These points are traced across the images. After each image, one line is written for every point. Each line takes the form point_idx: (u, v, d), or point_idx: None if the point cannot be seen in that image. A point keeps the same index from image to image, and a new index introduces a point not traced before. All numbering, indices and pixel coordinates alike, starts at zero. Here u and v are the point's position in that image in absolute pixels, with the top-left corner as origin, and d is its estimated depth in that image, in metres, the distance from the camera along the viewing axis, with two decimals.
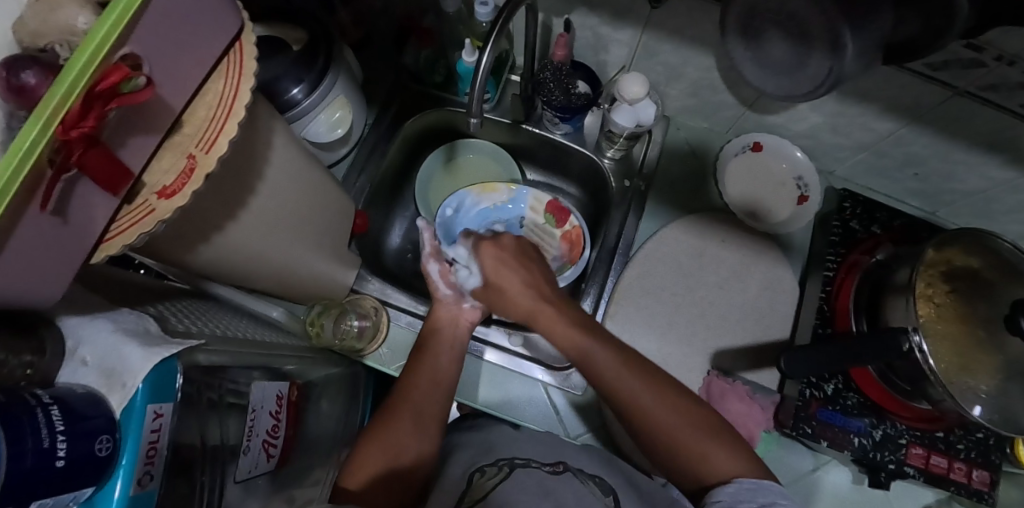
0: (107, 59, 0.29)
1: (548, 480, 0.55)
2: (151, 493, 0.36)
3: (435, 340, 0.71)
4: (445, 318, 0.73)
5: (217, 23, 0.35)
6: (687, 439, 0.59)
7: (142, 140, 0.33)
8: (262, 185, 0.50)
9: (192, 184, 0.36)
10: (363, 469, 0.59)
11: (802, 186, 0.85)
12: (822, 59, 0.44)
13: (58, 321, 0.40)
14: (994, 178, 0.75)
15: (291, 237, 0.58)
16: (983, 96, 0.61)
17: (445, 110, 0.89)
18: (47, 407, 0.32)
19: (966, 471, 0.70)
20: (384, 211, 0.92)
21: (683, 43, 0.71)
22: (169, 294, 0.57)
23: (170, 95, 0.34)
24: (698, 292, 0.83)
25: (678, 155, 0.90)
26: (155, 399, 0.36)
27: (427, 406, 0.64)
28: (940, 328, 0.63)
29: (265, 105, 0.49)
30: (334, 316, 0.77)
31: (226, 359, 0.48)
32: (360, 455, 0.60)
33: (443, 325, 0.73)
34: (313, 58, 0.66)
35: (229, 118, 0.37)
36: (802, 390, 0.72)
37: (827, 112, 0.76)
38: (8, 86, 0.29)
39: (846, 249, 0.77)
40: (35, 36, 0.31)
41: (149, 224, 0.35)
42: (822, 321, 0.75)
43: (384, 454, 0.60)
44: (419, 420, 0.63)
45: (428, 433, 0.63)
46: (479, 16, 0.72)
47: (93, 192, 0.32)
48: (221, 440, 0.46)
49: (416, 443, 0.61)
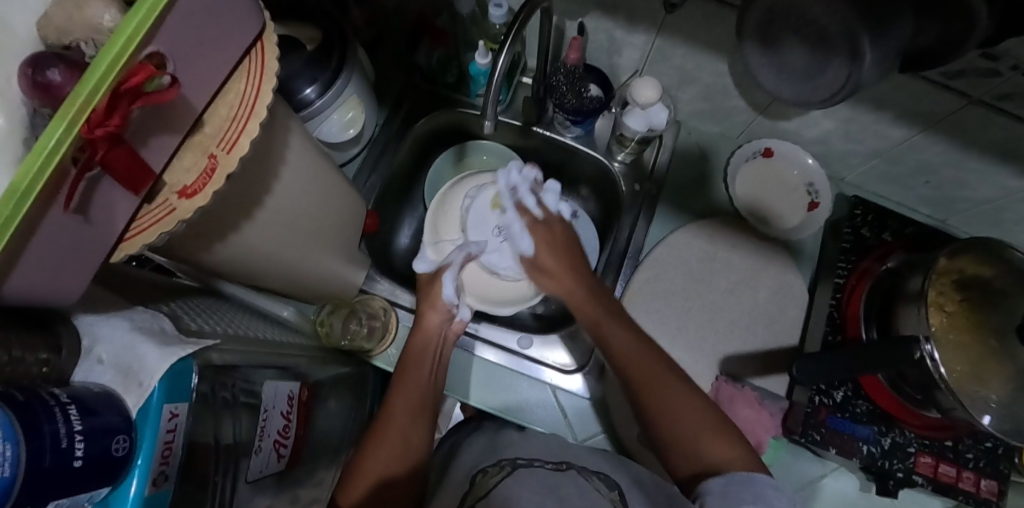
0: (133, 58, 0.29)
1: (550, 480, 0.55)
2: (166, 493, 0.36)
3: (418, 364, 0.69)
4: (435, 336, 0.71)
5: (240, 22, 0.35)
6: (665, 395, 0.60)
7: (164, 140, 0.33)
8: (278, 184, 0.50)
9: (213, 185, 0.36)
10: (363, 473, 0.59)
11: (813, 192, 0.85)
12: (841, 66, 0.43)
13: (75, 319, 0.40)
14: (1006, 187, 0.74)
15: (304, 236, 0.58)
16: (998, 105, 0.61)
17: (456, 111, 0.89)
18: (65, 405, 0.32)
19: (975, 480, 0.70)
20: (394, 211, 0.93)
21: (696, 48, 0.71)
22: (182, 292, 0.57)
23: (193, 95, 0.34)
24: (708, 297, 0.83)
25: (691, 158, 0.89)
26: (171, 399, 0.36)
27: (412, 434, 0.63)
28: (951, 338, 0.63)
29: (283, 105, 0.49)
30: (344, 316, 0.78)
31: (238, 358, 0.48)
32: (359, 467, 0.60)
33: (432, 349, 0.70)
34: (327, 57, 0.66)
35: (251, 118, 0.37)
36: (813, 397, 0.72)
37: (840, 119, 0.76)
38: (33, 84, 0.29)
39: (857, 256, 0.77)
40: (59, 33, 0.31)
41: (171, 224, 0.35)
42: (832, 328, 0.74)
43: (393, 447, 0.61)
44: (405, 446, 0.62)
45: (412, 452, 0.63)
46: (494, 17, 0.72)
47: (114, 191, 0.32)
48: (235, 438, 0.46)
49: (400, 461, 0.61)
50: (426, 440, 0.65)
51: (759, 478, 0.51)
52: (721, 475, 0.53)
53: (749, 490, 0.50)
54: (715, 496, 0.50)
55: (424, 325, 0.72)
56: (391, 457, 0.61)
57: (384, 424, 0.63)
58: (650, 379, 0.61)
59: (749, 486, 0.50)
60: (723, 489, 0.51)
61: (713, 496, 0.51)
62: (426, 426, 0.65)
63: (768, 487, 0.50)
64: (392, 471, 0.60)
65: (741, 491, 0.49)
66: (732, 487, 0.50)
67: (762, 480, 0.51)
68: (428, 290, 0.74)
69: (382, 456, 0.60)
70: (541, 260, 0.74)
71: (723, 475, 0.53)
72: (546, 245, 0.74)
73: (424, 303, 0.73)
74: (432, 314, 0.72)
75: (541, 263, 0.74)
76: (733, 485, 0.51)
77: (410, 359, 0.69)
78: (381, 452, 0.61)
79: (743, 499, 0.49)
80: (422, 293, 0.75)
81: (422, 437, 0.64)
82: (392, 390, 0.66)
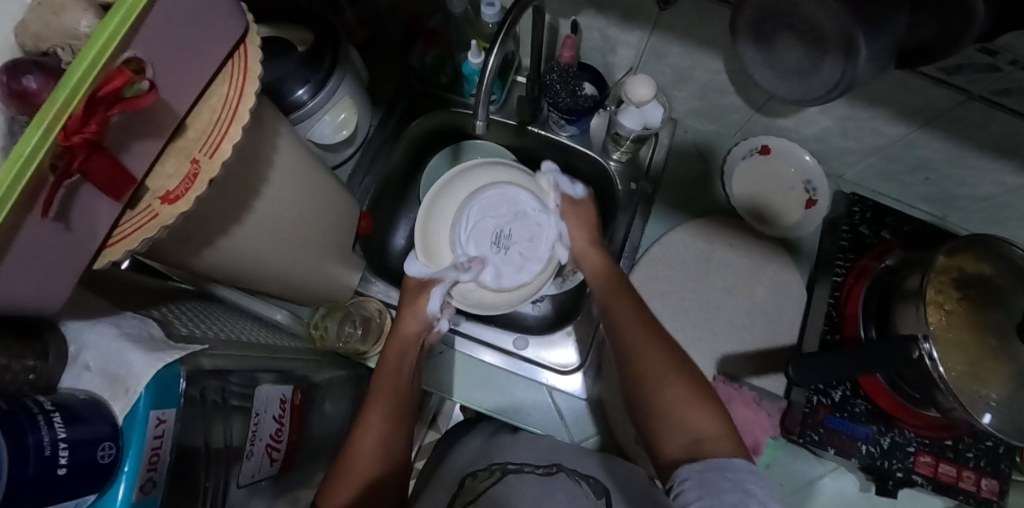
0: (110, 63, 0.29)
1: (539, 488, 0.55)
2: (154, 500, 0.36)
3: (393, 369, 0.68)
4: (412, 345, 0.71)
5: (221, 26, 0.34)
6: (666, 400, 0.59)
7: (145, 145, 0.33)
8: (267, 188, 0.49)
9: (195, 189, 0.36)
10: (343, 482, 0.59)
11: (811, 189, 0.85)
12: (836, 62, 0.41)
13: (62, 325, 0.40)
14: (1006, 184, 0.74)
15: (296, 239, 0.58)
16: (997, 100, 0.60)
17: (451, 111, 0.89)
18: (50, 413, 0.32)
19: (975, 480, 0.70)
20: (389, 212, 0.92)
21: (692, 45, 0.70)
22: (173, 296, 0.57)
23: (173, 100, 0.33)
24: (705, 296, 0.82)
25: (687, 157, 0.89)
26: (158, 405, 0.36)
27: (394, 442, 0.63)
28: (951, 337, 0.62)
29: (271, 108, 0.49)
30: (338, 319, 0.77)
31: (231, 363, 0.48)
32: (337, 477, 0.59)
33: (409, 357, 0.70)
34: (319, 58, 0.65)
35: (234, 122, 0.36)
36: (811, 396, 0.71)
37: (837, 115, 0.75)
38: (10, 91, 0.28)
39: (855, 254, 0.76)
40: (37, 39, 0.30)
41: (153, 229, 0.35)
42: (830, 326, 0.74)
43: (369, 456, 0.61)
44: (386, 451, 0.62)
45: (393, 456, 0.63)
46: (486, 17, 0.72)
47: (95, 197, 0.31)
48: (226, 442, 0.46)
49: (381, 466, 0.61)
50: (404, 437, 0.65)
51: (737, 463, 0.52)
52: (697, 460, 0.53)
53: (725, 477, 0.50)
54: (693, 483, 0.51)
55: (401, 333, 0.71)
56: (370, 461, 0.60)
57: (362, 427, 0.62)
58: (656, 375, 0.61)
59: (724, 473, 0.50)
60: (699, 475, 0.51)
61: (690, 482, 0.52)
62: (404, 427, 0.65)
63: (745, 474, 0.51)
64: (375, 475, 0.60)
65: (719, 480, 0.50)
66: (708, 474, 0.51)
67: (740, 465, 0.51)
68: (414, 303, 0.72)
69: (360, 465, 0.60)
70: (575, 243, 0.76)
71: (700, 460, 0.53)
72: (579, 227, 0.76)
73: (406, 310, 0.72)
74: (409, 324, 0.71)
75: (577, 253, 0.76)
76: (710, 471, 0.51)
77: (385, 369, 0.68)
78: (360, 458, 0.60)
79: (722, 488, 0.49)
80: (407, 299, 0.74)
81: (398, 444, 0.64)
82: (368, 402, 0.64)
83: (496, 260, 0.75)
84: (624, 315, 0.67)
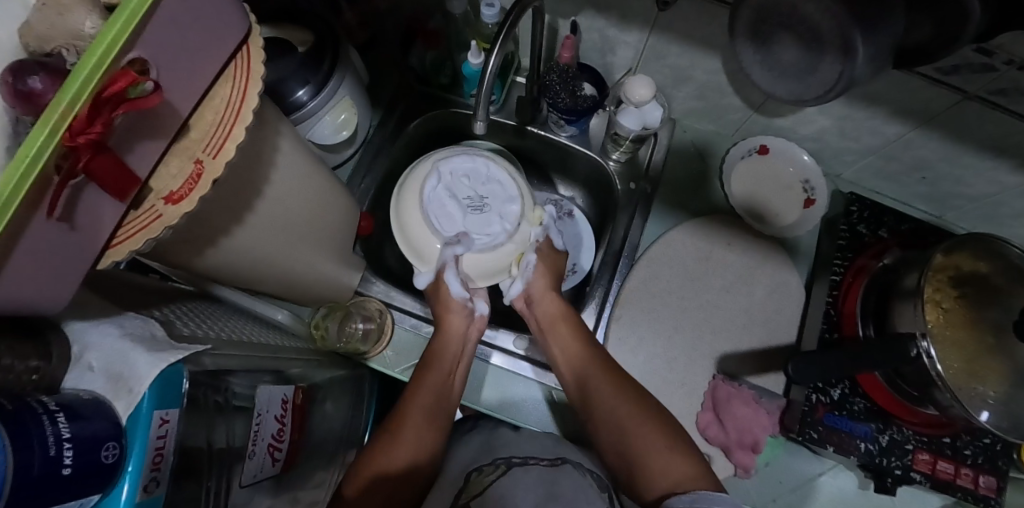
0: (115, 65, 0.29)
1: (547, 477, 0.56)
2: (158, 499, 0.36)
3: (440, 361, 0.71)
4: (457, 339, 0.73)
5: (225, 27, 0.35)
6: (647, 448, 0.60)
7: (150, 146, 0.33)
8: (269, 187, 0.50)
9: (198, 190, 0.36)
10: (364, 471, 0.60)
11: (809, 189, 0.85)
12: (834, 63, 0.41)
13: (65, 326, 0.40)
14: (1002, 183, 0.74)
15: (297, 239, 0.58)
16: (993, 100, 0.60)
17: (450, 111, 0.89)
18: (54, 413, 0.32)
19: (973, 478, 0.70)
20: (389, 212, 0.92)
21: (690, 45, 0.71)
22: (174, 296, 0.57)
23: (178, 100, 0.33)
24: (704, 296, 0.83)
25: (685, 157, 0.89)
26: (162, 404, 0.36)
27: (429, 431, 0.65)
28: (947, 335, 0.63)
29: (272, 109, 0.49)
30: (338, 319, 0.77)
31: (232, 362, 0.48)
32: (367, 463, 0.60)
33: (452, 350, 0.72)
34: (319, 59, 0.65)
35: (238, 123, 0.37)
36: (810, 394, 0.72)
37: (835, 115, 0.75)
38: (15, 92, 0.28)
39: (853, 253, 0.77)
40: (42, 39, 0.31)
41: (157, 230, 0.35)
42: (829, 325, 0.74)
43: (411, 442, 0.63)
44: (421, 439, 0.63)
45: (428, 446, 0.64)
46: (486, 17, 0.72)
47: (99, 199, 0.32)
48: (228, 442, 0.46)
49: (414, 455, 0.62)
50: (442, 432, 0.66)
51: (721, 496, 0.52)
52: (684, 492, 0.54)
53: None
54: None
55: (445, 329, 0.73)
56: (404, 452, 0.62)
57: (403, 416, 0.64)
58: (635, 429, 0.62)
59: (713, 505, 0.51)
60: (689, 506, 0.51)
61: None
62: (445, 421, 0.67)
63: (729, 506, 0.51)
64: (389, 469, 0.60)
65: None
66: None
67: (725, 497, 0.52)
68: (438, 297, 0.74)
69: (399, 449, 0.61)
70: (533, 287, 0.77)
71: (686, 493, 0.53)
72: (543, 272, 0.77)
73: (441, 307, 0.74)
74: (453, 320, 0.74)
75: (533, 293, 0.77)
76: (699, 502, 0.51)
77: (432, 359, 0.71)
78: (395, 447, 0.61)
79: None
80: (434, 298, 0.75)
81: (439, 433, 0.65)
82: (413, 388, 0.67)
83: (496, 190, 0.71)
84: (593, 373, 0.69)
